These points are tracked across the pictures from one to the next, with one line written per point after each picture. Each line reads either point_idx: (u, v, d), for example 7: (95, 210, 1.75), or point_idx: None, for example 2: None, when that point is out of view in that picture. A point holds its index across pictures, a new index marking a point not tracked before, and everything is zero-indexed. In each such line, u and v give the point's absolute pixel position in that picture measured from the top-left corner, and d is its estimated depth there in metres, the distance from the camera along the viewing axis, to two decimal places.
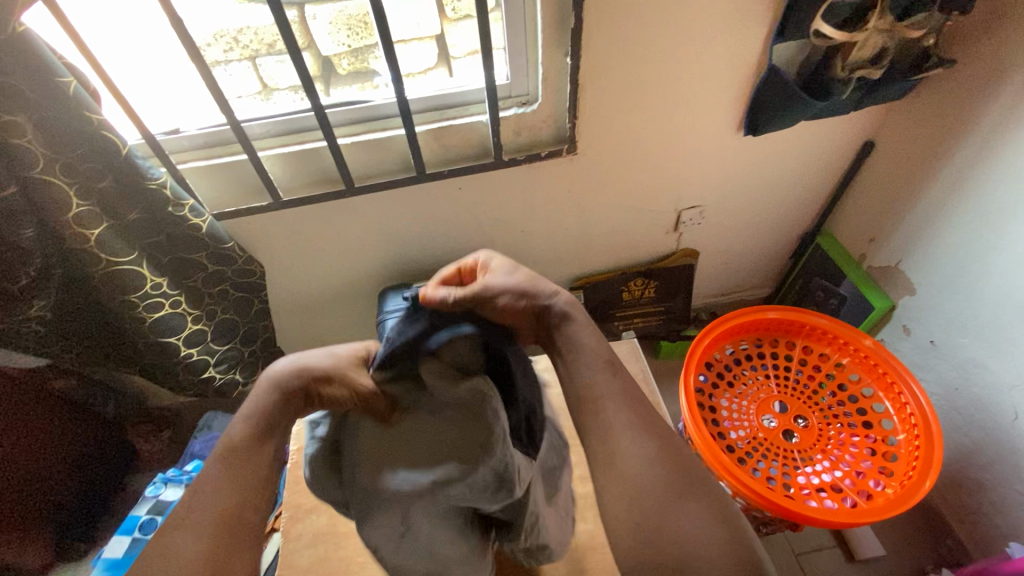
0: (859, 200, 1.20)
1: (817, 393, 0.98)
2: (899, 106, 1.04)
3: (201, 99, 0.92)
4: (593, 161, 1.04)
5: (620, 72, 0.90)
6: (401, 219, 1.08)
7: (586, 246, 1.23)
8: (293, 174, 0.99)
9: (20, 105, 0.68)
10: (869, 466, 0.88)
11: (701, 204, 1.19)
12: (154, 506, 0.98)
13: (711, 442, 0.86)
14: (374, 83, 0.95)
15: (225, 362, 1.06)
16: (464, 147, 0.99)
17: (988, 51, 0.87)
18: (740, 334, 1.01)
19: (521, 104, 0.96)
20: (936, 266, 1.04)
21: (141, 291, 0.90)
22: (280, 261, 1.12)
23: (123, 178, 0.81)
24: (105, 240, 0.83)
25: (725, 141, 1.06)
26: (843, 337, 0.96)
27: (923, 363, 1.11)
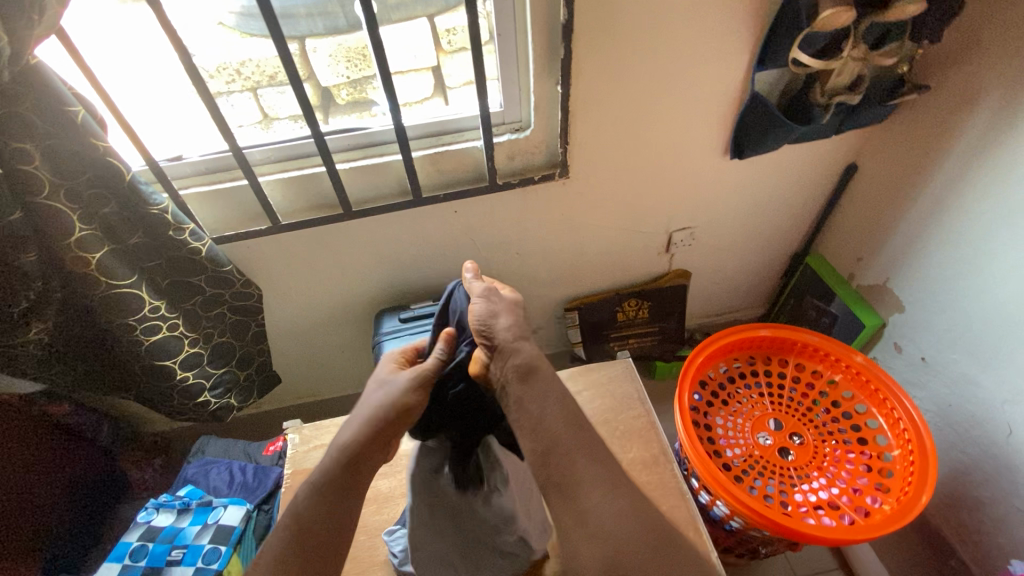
0: (845, 220, 1.23)
1: (811, 410, 0.98)
2: (880, 129, 1.08)
3: (203, 127, 0.95)
4: (585, 185, 1.07)
5: (609, 99, 0.93)
6: (398, 243, 1.10)
7: (580, 268, 1.25)
8: (292, 199, 1.01)
9: (27, 133, 0.71)
10: (865, 483, 0.88)
11: (692, 226, 1.22)
12: (146, 532, 0.96)
13: (707, 460, 0.86)
14: (372, 112, 0.98)
15: (220, 387, 1.07)
16: (459, 171, 1.02)
17: (960, 78, 0.91)
18: (733, 352, 1.02)
19: (515, 130, 0.99)
20: (923, 283, 1.06)
21: (139, 314, 0.90)
22: (277, 284, 1.13)
23: (126, 202, 0.83)
24: (106, 263, 0.84)
25: (713, 164, 1.09)
26: (835, 354, 0.97)
27: (916, 379, 1.12)
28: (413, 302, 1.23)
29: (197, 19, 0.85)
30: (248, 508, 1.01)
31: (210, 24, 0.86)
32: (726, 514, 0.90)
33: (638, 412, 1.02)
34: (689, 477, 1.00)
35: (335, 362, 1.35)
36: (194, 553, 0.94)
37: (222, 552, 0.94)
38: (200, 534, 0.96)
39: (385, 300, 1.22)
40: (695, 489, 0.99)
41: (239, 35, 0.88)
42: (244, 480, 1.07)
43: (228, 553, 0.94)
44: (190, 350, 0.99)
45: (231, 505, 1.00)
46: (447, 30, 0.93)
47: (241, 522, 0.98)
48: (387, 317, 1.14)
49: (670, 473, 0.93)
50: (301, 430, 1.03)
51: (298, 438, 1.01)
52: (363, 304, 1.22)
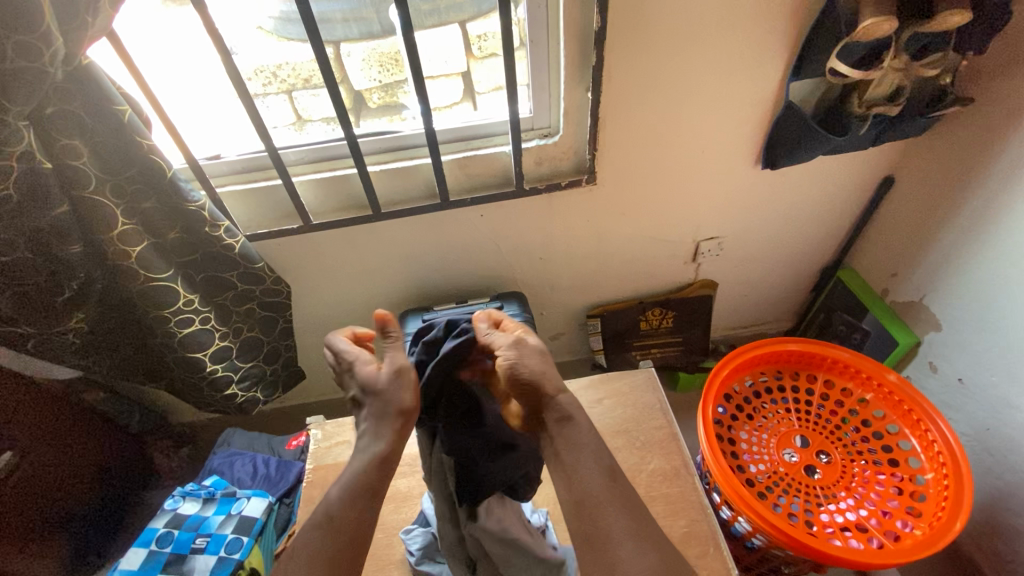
0: (880, 234, 1.20)
1: (840, 428, 0.96)
2: (919, 142, 1.05)
3: (241, 127, 0.98)
4: (612, 192, 1.06)
5: (638, 106, 0.93)
6: (424, 244, 1.12)
7: (605, 275, 1.25)
8: (324, 199, 1.03)
9: (77, 131, 0.74)
10: (896, 505, 0.85)
11: (719, 236, 1.20)
12: (172, 519, 0.99)
13: (730, 474, 0.84)
14: (402, 116, 1.00)
15: (247, 380, 1.10)
16: (486, 176, 1.03)
17: (1006, 90, 0.88)
18: (760, 366, 0.99)
19: (543, 136, 0.99)
20: (961, 302, 1.03)
21: (175, 307, 0.93)
22: (306, 282, 1.15)
23: (166, 200, 0.86)
24: (145, 257, 0.87)
25: (743, 173, 1.07)
26: (866, 371, 0.95)
27: (952, 401, 1.08)
28: (436, 303, 1.24)
29: (238, 23, 0.88)
30: (270, 501, 1.03)
31: (250, 28, 0.90)
32: (748, 530, 0.88)
33: (660, 422, 1.01)
34: (711, 492, 0.98)
35: None
36: (217, 542, 0.96)
37: (244, 543, 0.96)
38: (223, 524, 0.98)
39: (409, 301, 1.23)
40: (716, 504, 0.97)
41: (277, 39, 0.92)
42: (266, 474, 1.09)
43: (250, 544, 0.96)
44: (220, 344, 1.02)
45: (254, 496, 1.02)
46: (479, 36, 0.95)
47: (263, 514, 1.00)
48: (410, 317, 1.15)
49: (691, 487, 0.92)
50: (323, 426, 1.04)
51: (321, 434, 1.03)
52: (388, 304, 1.23)
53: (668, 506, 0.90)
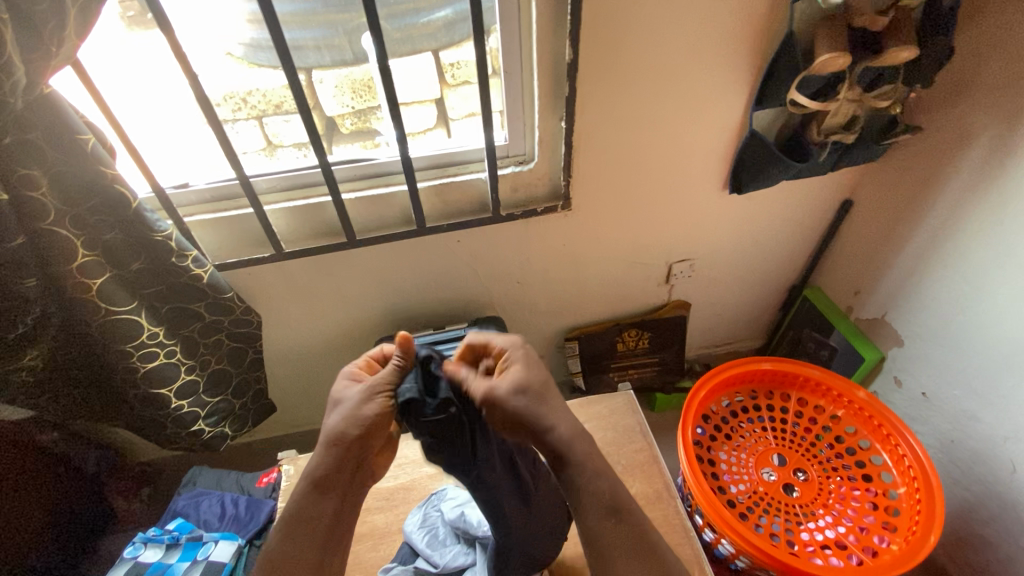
0: (842, 255, 1.25)
1: (815, 445, 0.96)
2: (875, 166, 1.11)
3: (209, 154, 0.96)
4: (586, 217, 1.08)
5: (610, 136, 0.95)
6: (399, 271, 1.10)
7: (581, 298, 1.26)
8: (297, 227, 1.01)
9: (36, 160, 0.72)
10: (872, 521, 0.85)
11: (691, 258, 1.23)
12: (132, 568, 0.91)
13: (711, 496, 0.84)
14: (376, 142, 1.00)
15: (215, 416, 1.06)
16: (462, 202, 1.03)
17: (951, 120, 0.94)
18: (735, 386, 1.00)
19: (518, 163, 1.00)
20: (921, 318, 1.07)
21: (137, 341, 0.90)
22: (276, 312, 1.12)
23: (132, 229, 0.83)
24: (106, 290, 0.84)
25: (712, 197, 1.11)
26: (837, 389, 0.96)
27: (917, 415, 1.12)
28: (411, 329, 1.22)
29: (205, 49, 0.87)
30: (240, 544, 0.97)
31: (218, 54, 0.88)
32: (731, 552, 0.87)
33: (641, 445, 1.01)
34: (693, 514, 0.98)
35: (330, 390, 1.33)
36: None
37: None
38: (189, 570, 0.91)
39: (384, 328, 1.21)
40: (699, 526, 0.96)
41: (247, 65, 0.90)
42: (236, 514, 1.02)
43: None
44: (186, 378, 0.98)
45: (223, 539, 0.96)
46: (452, 64, 0.96)
47: (232, 558, 0.94)
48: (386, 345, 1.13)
49: (673, 510, 0.92)
50: (297, 461, 1.00)
51: (293, 470, 0.99)
52: (363, 332, 1.21)
53: None
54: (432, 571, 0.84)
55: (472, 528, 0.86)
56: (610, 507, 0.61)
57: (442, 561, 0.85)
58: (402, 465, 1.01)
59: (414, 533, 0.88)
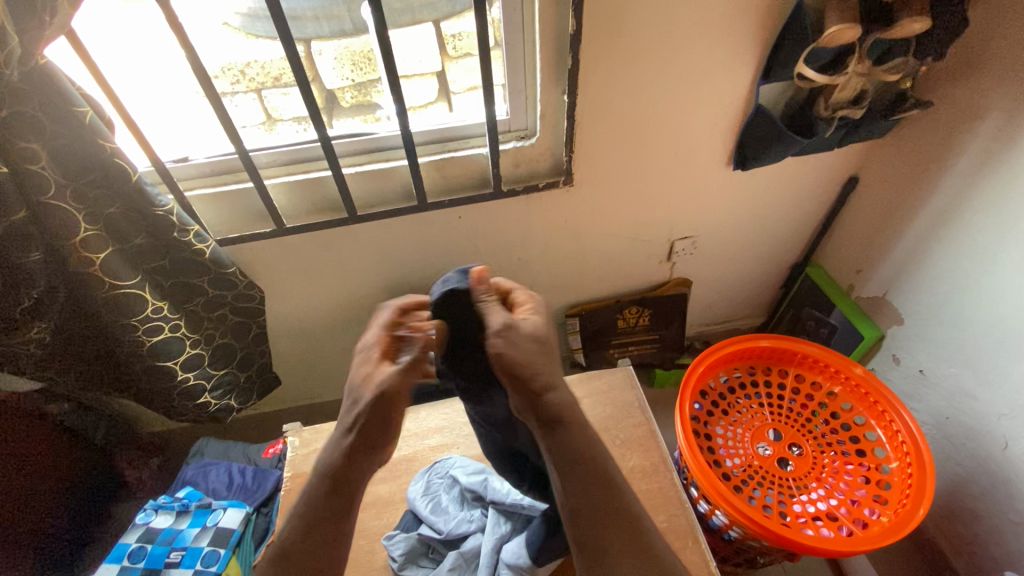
0: (846, 233, 1.24)
1: (810, 421, 0.97)
2: (883, 142, 1.09)
3: (209, 128, 0.95)
4: (588, 193, 1.07)
5: (613, 110, 0.94)
6: (401, 247, 1.11)
7: (582, 275, 1.26)
8: (297, 202, 1.01)
9: (33, 133, 0.71)
10: (864, 494, 0.87)
11: (694, 235, 1.22)
12: (144, 534, 0.95)
13: (706, 469, 0.86)
14: (376, 115, 0.99)
15: (220, 389, 1.08)
16: (463, 178, 1.03)
17: (962, 95, 0.92)
18: (734, 362, 1.01)
19: (520, 138, 0.99)
20: (923, 296, 1.07)
21: (142, 315, 0.91)
22: (279, 287, 1.13)
23: (133, 203, 0.84)
24: (110, 264, 0.85)
25: (715, 173, 1.10)
26: (834, 366, 0.97)
27: (913, 392, 1.13)
28: None
29: (202, 18, 0.85)
30: (248, 511, 0.99)
31: (215, 24, 0.86)
32: (725, 523, 0.89)
33: (639, 420, 1.03)
34: (688, 487, 1.00)
35: (333, 364, 1.35)
36: (193, 556, 0.92)
37: (221, 556, 0.92)
38: (199, 537, 0.94)
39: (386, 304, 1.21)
40: (694, 498, 0.99)
41: (245, 36, 0.88)
42: (243, 483, 1.05)
43: (227, 556, 0.93)
44: (191, 351, 1.00)
45: (230, 507, 0.98)
46: (453, 35, 0.94)
47: (241, 525, 0.97)
48: None
49: (669, 482, 0.94)
50: (301, 433, 1.02)
51: (298, 441, 1.01)
52: (365, 308, 1.22)
53: (647, 502, 0.91)
54: (437, 537, 0.87)
55: (491, 494, 0.90)
56: None
57: (446, 528, 0.88)
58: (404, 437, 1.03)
59: (417, 501, 0.91)
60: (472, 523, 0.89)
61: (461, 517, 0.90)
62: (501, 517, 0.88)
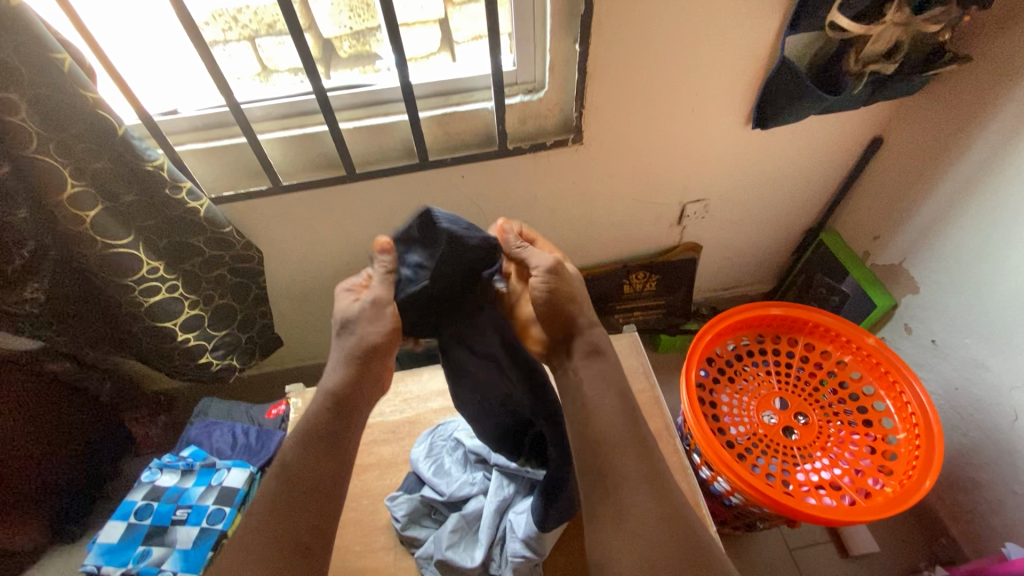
0: (865, 197, 1.19)
1: (818, 390, 0.95)
2: (912, 101, 1.03)
3: (199, 80, 0.90)
4: (598, 153, 1.02)
5: (627, 62, 0.88)
6: (402, 207, 1.07)
7: (589, 238, 1.22)
8: (294, 159, 0.97)
9: (10, 80, 0.67)
10: (868, 464, 0.86)
11: (706, 198, 1.18)
12: (150, 492, 0.96)
13: (710, 437, 0.85)
14: (376, 66, 0.93)
15: (222, 348, 1.07)
16: (467, 134, 0.98)
17: (1003, 49, 0.85)
18: (742, 329, 0.99)
19: (527, 92, 0.94)
20: (941, 264, 1.04)
21: (137, 275, 0.89)
22: (278, 247, 1.10)
23: (119, 158, 0.80)
24: (100, 223, 0.82)
25: (732, 133, 1.04)
26: (846, 335, 0.94)
27: (923, 362, 1.12)
28: None
29: None
30: (253, 471, 0.99)
31: None
32: (727, 490, 0.89)
33: (643, 386, 1.02)
34: (691, 453, 0.99)
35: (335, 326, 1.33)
36: (199, 514, 0.93)
37: (227, 513, 0.93)
38: (204, 495, 0.95)
39: None
40: (696, 465, 0.99)
41: None
42: (248, 443, 1.05)
43: (232, 514, 0.93)
44: (190, 312, 0.99)
45: (235, 467, 0.99)
46: None
47: (246, 484, 0.97)
48: None
49: (671, 448, 0.93)
50: (304, 395, 1.02)
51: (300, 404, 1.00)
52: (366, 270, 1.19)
53: None
54: (439, 498, 0.87)
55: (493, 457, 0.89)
56: (614, 444, 0.61)
57: (449, 490, 0.88)
58: (407, 400, 1.03)
59: (421, 463, 0.91)
60: (473, 486, 0.89)
61: (461, 480, 0.89)
62: (502, 481, 0.87)
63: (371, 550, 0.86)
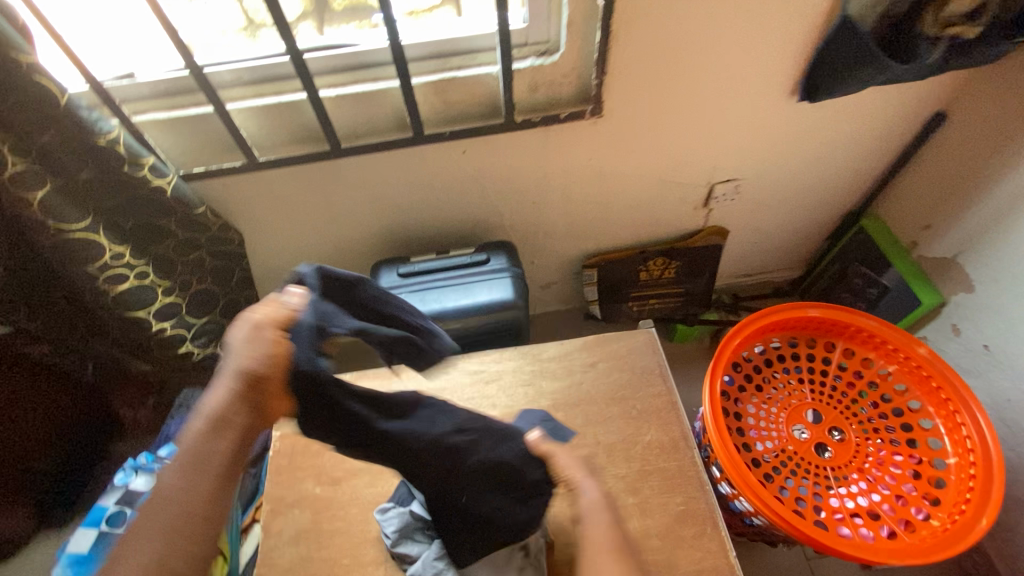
0: (917, 181, 1.06)
1: (856, 403, 0.86)
2: (987, 71, 0.89)
3: (160, 41, 0.77)
4: (619, 126, 0.89)
5: (659, 20, 0.74)
6: (397, 186, 0.95)
7: (605, 221, 1.10)
8: (272, 130, 0.85)
9: None
10: (912, 491, 0.78)
11: (738, 178, 1.05)
12: (124, 496, 0.90)
13: (735, 457, 0.76)
14: (373, 23, 0.77)
15: (203, 337, 0.95)
16: (469, 104, 0.85)
17: None
18: (773, 332, 0.88)
19: (540, 53, 0.80)
20: (1004, 261, 0.91)
21: (101, 263, 0.79)
22: (262, 228, 1.00)
23: (67, 131, 0.70)
24: (51, 204, 0.72)
25: (774, 105, 0.91)
26: (893, 343, 0.84)
27: (970, 367, 1.01)
28: (414, 252, 1.10)
29: None
30: None
31: None
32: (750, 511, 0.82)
33: (659, 390, 0.92)
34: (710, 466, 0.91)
35: None
36: None
37: None
38: None
39: (383, 250, 1.08)
40: (715, 478, 0.90)
41: None
42: None
43: None
44: (166, 299, 0.88)
45: None
46: None
47: None
48: (384, 270, 1.02)
49: (689, 461, 0.85)
50: None
51: None
52: (359, 253, 1.09)
53: (663, 481, 0.83)
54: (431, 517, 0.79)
55: None
56: None
57: None
58: None
59: None
60: None
61: None
62: None
63: (360, 564, 0.79)
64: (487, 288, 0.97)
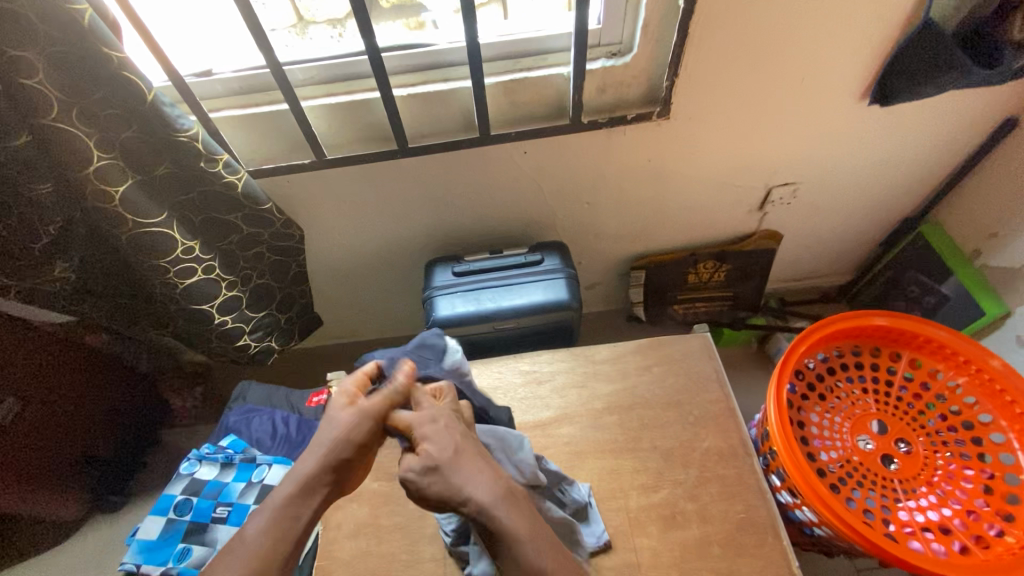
0: (983, 188, 1.04)
1: (923, 415, 0.84)
2: None
3: (235, 37, 0.79)
4: (683, 128, 0.88)
5: (738, 22, 0.73)
6: (455, 185, 0.96)
7: (658, 223, 1.09)
8: (340, 128, 0.86)
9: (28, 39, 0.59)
10: (984, 506, 0.76)
11: (798, 181, 1.03)
12: (190, 486, 0.94)
13: (804, 466, 0.75)
14: (420, 19, 0.81)
15: (259, 330, 0.99)
16: (535, 105, 0.85)
17: None
18: (837, 341, 0.87)
19: (611, 55, 0.80)
20: None
21: (172, 256, 0.80)
22: (320, 224, 1.01)
23: (148, 127, 0.71)
24: (131, 199, 0.73)
25: (844, 109, 0.89)
26: (963, 354, 0.82)
27: None
28: (465, 250, 1.10)
29: None
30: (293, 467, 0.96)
31: None
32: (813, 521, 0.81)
33: (717, 396, 0.91)
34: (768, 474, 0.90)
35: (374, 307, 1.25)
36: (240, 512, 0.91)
37: None
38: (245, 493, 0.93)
39: (435, 248, 1.09)
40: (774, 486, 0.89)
41: None
42: (288, 434, 0.99)
43: None
44: (229, 294, 0.90)
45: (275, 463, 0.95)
46: None
47: None
48: (439, 269, 1.02)
49: (749, 468, 0.84)
50: None
51: None
52: (411, 250, 1.10)
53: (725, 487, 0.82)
54: None
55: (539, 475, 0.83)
56: None
57: None
58: None
59: None
60: None
61: None
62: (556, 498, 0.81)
63: (419, 561, 0.78)
64: (542, 288, 0.97)
